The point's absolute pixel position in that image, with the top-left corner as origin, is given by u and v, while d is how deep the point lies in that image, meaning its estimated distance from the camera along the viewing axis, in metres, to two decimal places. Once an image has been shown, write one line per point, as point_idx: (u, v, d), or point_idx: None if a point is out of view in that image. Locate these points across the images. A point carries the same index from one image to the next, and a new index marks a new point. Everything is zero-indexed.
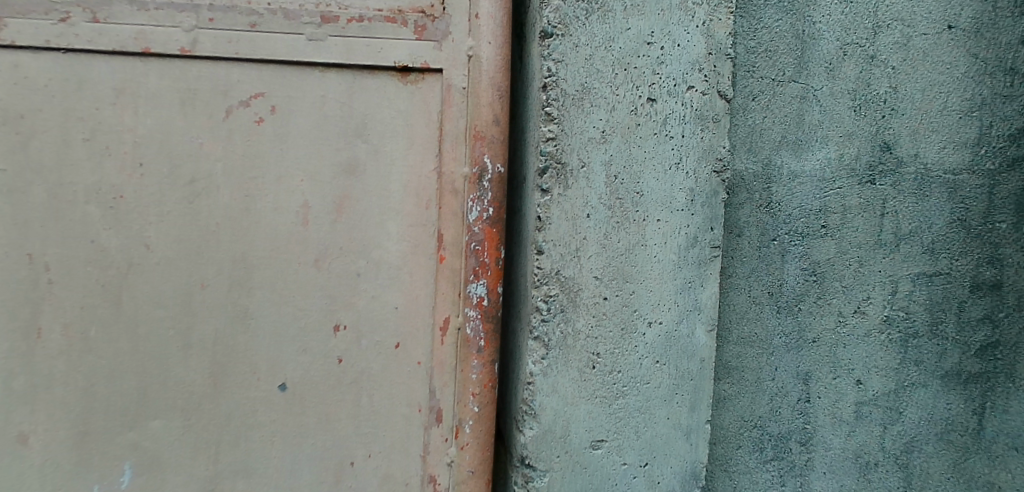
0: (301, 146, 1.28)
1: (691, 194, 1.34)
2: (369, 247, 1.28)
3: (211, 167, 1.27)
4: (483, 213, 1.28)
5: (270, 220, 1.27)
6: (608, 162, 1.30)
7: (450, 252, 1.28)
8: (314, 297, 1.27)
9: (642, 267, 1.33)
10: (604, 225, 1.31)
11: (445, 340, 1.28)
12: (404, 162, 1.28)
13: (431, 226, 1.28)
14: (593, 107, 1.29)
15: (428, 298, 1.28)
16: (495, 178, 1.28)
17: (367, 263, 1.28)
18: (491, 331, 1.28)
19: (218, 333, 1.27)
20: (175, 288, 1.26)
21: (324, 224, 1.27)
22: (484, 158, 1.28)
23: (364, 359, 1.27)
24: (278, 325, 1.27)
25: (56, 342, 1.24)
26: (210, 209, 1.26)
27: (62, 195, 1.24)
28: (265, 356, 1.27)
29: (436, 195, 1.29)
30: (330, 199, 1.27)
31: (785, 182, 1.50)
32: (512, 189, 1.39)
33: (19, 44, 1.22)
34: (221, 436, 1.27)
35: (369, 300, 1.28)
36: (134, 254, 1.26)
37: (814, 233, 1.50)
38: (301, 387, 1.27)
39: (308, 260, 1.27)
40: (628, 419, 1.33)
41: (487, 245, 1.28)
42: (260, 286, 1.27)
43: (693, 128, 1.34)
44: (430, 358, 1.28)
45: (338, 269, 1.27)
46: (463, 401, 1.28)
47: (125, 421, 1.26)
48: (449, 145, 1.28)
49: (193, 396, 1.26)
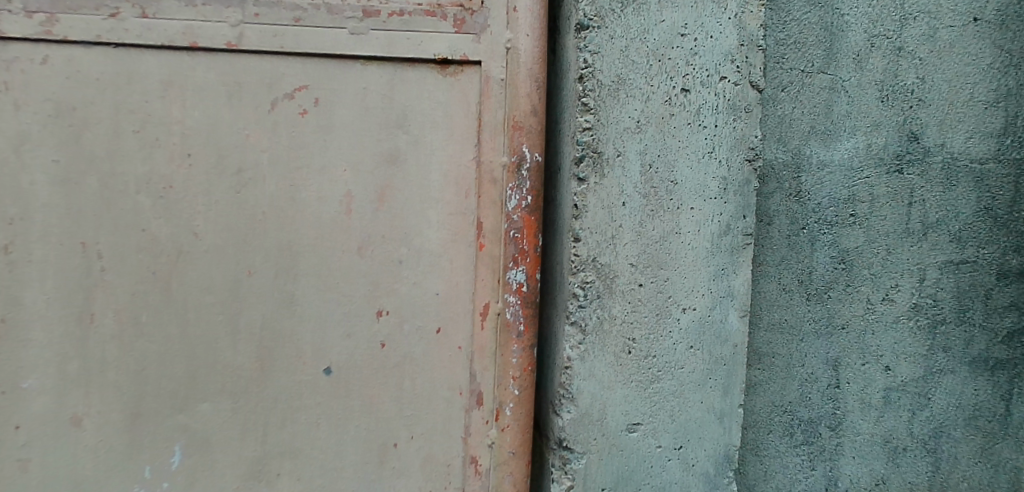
0: (344, 138, 1.31)
1: (724, 183, 1.37)
2: (411, 235, 1.31)
3: (257, 157, 1.30)
4: (522, 201, 1.31)
5: (314, 209, 1.31)
6: (643, 151, 1.33)
7: (489, 239, 1.32)
8: (357, 283, 1.31)
9: (677, 255, 1.35)
10: (639, 213, 1.34)
11: (485, 325, 1.31)
12: (444, 152, 1.32)
13: (470, 214, 1.32)
14: (629, 97, 1.32)
15: (468, 284, 1.32)
16: (533, 167, 1.32)
17: (408, 251, 1.31)
18: (530, 317, 1.32)
19: (265, 318, 1.30)
20: (222, 275, 1.30)
21: (367, 213, 1.31)
22: (522, 148, 1.31)
23: (406, 344, 1.31)
24: (323, 311, 1.30)
25: (109, 328, 1.28)
26: (257, 198, 1.30)
27: (114, 185, 1.28)
28: (310, 340, 1.30)
29: (475, 184, 1.32)
30: (372, 189, 1.31)
31: (814, 171, 1.52)
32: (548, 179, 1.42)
33: (72, 38, 1.26)
34: (268, 419, 1.30)
35: (410, 286, 1.31)
36: (183, 243, 1.30)
37: (842, 222, 1.53)
38: (345, 371, 1.31)
39: (351, 248, 1.31)
40: (664, 403, 1.36)
41: (526, 232, 1.31)
42: (305, 273, 1.31)
43: (725, 118, 1.37)
44: (470, 342, 1.31)
45: (381, 256, 1.31)
46: (503, 385, 1.31)
47: (175, 404, 1.30)
48: (488, 136, 1.32)
49: (240, 380, 1.30)
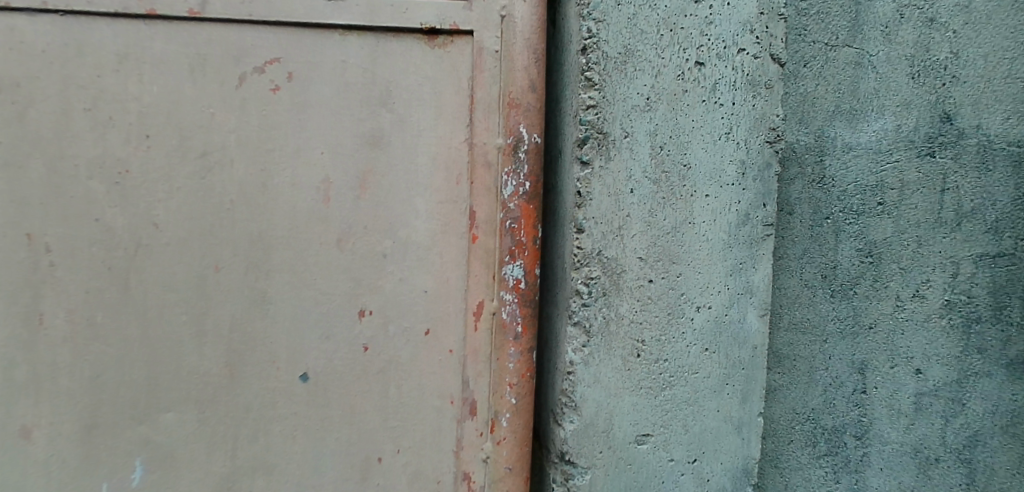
0: (321, 117, 1.17)
1: (742, 167, 1.24)
2: (396, 226, 1.18)
3: (224, 138, 1.16)
4: (520, 188, 1.18)
5: (289, 197, 1.17)
6: (653, 132, 1.19)
7: (483, 231, 1.18)
8: (337, 280, 1.17)
9: (690, 247, 1.22)
10: (650, 201, 1.20)
11: (479, 326, 1.19)
12: (433, 133, 1.18)
13: (462, 203, 1.19)
14: (637, 71, 1.18)
15: (460, 280, 1.19)
16: (532, 149, 1.19)
17: (393, 243, 1.18)
18: (528, 317, 1.19)
19: (234, 319, 1.17)
20: (186, 270, 1.17)
21: (347, 201, 1.17)
22: (519, 128, 1.18)
23: (392, 347, 1.18)
24: (299, 311, 1.17)
25: (61, 330, 1.15)
26: (224, 185, 1.17)
27: (64, 169, 1.14)
28: (285, 343, 1.17)
29: (467, 169, 1.19)
30: (353, 174, 1.18)
31: (839, 155, 1.39)
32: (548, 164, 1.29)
33: (14, 5, 1.12)
34: (238, 431, 1.17)
35: (396, 283, 1.18)
36: (142, 234, 1.16)
37: (870, 211, 1.39)
38: (325, 377, 1.17)
39: (330, 240, 1.17)
40: (676, 412, 1.23)
41: (524, 222, 1.18)
42: (278, 268, 1.17)
43: (743, 95, 1.23)
44: (463, 345, 1.19)
45: (363, 250, 1.17)
46: (499, 393, 1.19)
47: (135, 414, 1.17)
48: (481, 115, 1.18)
49: (207, 388, 1.17)
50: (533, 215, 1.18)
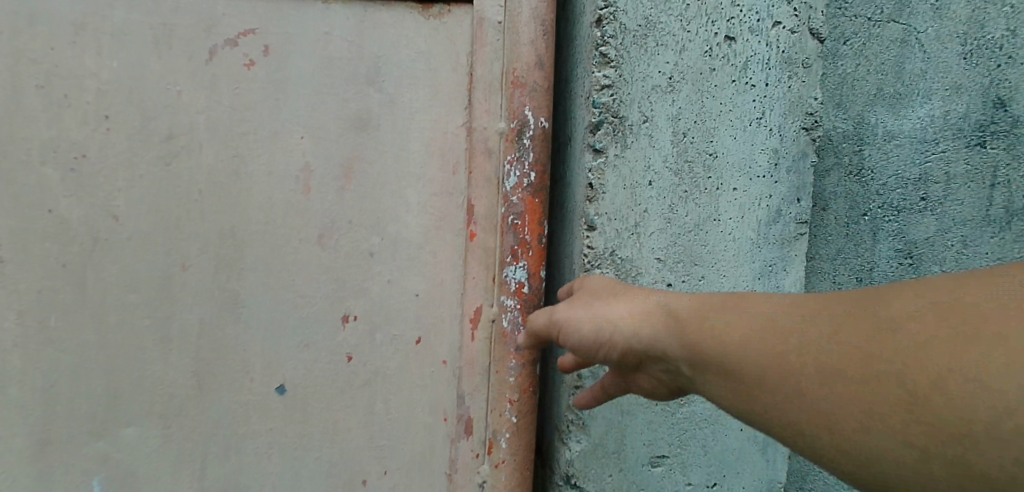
0: (301, 96, 1.01)
1: (775, 157, 1.12)
2: (384, 221, 1.04)
3: (191, 119, 0.99)
4: (524, 179, 1.05)
5: (264, 188, 1.01)
6: (676, 116, 1.06)
7: (482, 227, 1.05)
8: (317, 281, 1.03)
9: (714, 247, 1.10)
10: (670, 195, 1.07)
11: (477, 335, 1.06)
12: (427, 115, 1.04)
13: (459, 195, 1.05)
14: (659, 46, 1.04)
15: (455, 283, 1.06)
16: (539, 135, 1.05)
17: (381, 241, 1.04)
18: None
19: (203, 324, 1.02)
20: (150, 268, 1.00)
21: (330, 191, 1.03)
22: (525, 111, 1.04)
23: (378, 357, 1.05)
24: (275, 316, 1.03)
25: (10, 334, 0.96)
26: (191, 173, 0.99)
27: (10, 153, 0.93)
28: (259, 352, 1.03)
29: (465, 156, 1.05)
30: (336, 161, 1.03)
31: (880, 144, 1.23)
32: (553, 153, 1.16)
33: None
34: (207, 448, 1.04)
35: (383, 285, 1.04)
36: (101, 227, 0.97)
37: (910, 208, 1.23)
38: (307, 392, 1.05)
39: (309, 236, 1.03)
40: (695, 431, 1.12)
41: (529, 219, 1.05)
42: (252, 268, 1.02)
43: (779, 75, 1.10)
44: (458, 355, 1.06)
45: (346, 248, 1.03)
46: (498, 410, 1.06)
47: (94, 427, 1.00)
48: (481, 96, 1.05)
49: (174, 399, 1.02)
50: (538, 212, 1.05)
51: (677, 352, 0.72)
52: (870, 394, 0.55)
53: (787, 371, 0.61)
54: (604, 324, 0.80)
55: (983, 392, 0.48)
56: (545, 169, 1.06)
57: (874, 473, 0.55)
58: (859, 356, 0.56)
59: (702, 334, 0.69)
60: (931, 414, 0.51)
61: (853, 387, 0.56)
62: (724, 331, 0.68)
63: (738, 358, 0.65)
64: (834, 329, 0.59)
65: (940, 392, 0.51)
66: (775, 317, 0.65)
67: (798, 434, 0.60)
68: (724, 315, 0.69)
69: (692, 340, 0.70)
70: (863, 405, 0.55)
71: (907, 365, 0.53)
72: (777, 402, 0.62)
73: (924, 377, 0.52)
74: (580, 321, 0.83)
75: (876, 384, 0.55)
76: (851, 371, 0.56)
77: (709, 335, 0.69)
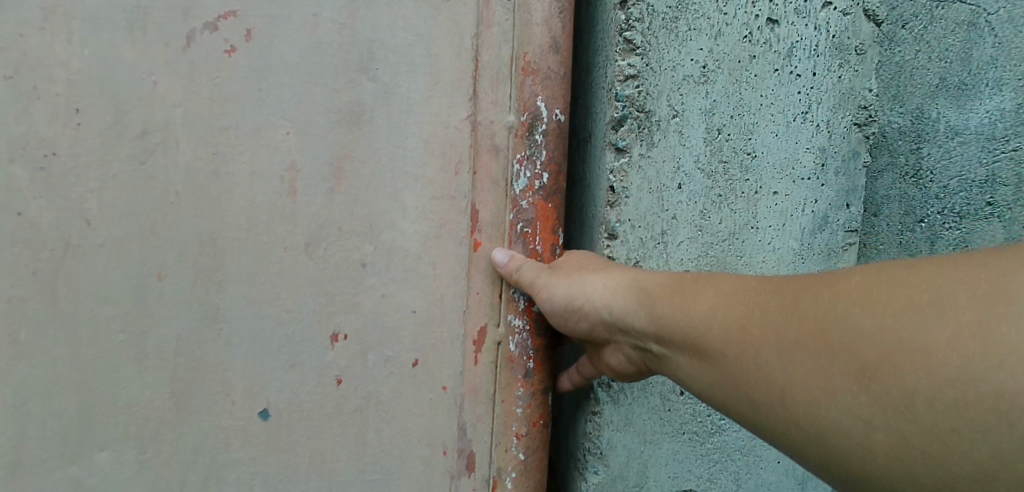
0: (288, 84, 0.80)
1: (822, 156, 0.99)
2: (378, 227, 0.86)
3: (168, 114, 0.75)
4: (535, 181, 0.92)
5: (246, 189, 0.79)
6: (709, 111, 0.93)
7: (487, 236, 0.91)
8: (304, 293, 0.83)
9: (751, 258, 0.98)
10: (702, 200, 0.95)
11: (480, 358, 0.92)
12: (428, 106, 0.87)
13: (463, 198, 0.89)
14: (690, 31, 0.90)
15: (456, 298, 0.90)
16: (552, 131, 0.93)
17: (375, 250, 0.86)
18: (542, 350, 0.95)
19: (184, 340, 0.78)
20: (126, 282, 0.75)
21: (318, 194, 0.82)
22: (536, 103, 0.91)
23: (371, 381, 0.87)
24: (260, 332, 0.81)
25: None
26: (169, 172, 0.76)
27: None
28: (245, 372, 0.81)
29: (469, 155, 0.89)
30: (326, 158, 0.82)
31: (940, 142, 1.07)
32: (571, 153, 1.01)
33: None
34: (186, 477, 0.80)
35: (378, 300, 0.86)
36: (71, 229, 0.73)
37: (975, 213, 1.06)
38: (292, 418, 0.84)
39: (295, 243, 0.82)
40: (726, 463, 1.03)
41: (540, 226, 0.92)
42: (235, 278, 0.80)
43: (827, 64, 0.97)
44: (460, 379, 0.91)
45: (336, 257, 0.84)
46: (505, 444, 0.94)
47: (62, 452, 0.74)
48: (488, 85, 0.90)
49: (151, 423, 0.78)
50: (551, 220, 0.93)
51: (643, 324, 0.74)
52: (828, 375, 0.53)
53: (753, 351, 0.60)
54: (575, 290, 0.80)
55: (936, 372, 0.47)
56: (559, 171, 0.94)
57: (836, 455, 0.53)
58: (815, 338, 0.55)
59: (670, 311, 0.70)
60: (894, 403, 0.49)
61: (808, 370, 0.55)
62: (689, 306, 0.68)
63: (694, 333, 0.66)
64: (793, 300, 0.58)
65: (901, 383, 0.48)
66: (738, 292, 0.64)
67: (761, 413, 0.59)
68: (687, 290, 0.70)
69: (659, 316, 0.72)
70: (823, 389, 0.53)
71: (868, 348, 0.51)
72: (738, 382, 0.61)
73: (883, 363, 0.50)
74: (553, 283, 0.82)
75: (831, 353, 0.53)
76: (809, 353, 0.55)
77: (678, 309, 0.69)
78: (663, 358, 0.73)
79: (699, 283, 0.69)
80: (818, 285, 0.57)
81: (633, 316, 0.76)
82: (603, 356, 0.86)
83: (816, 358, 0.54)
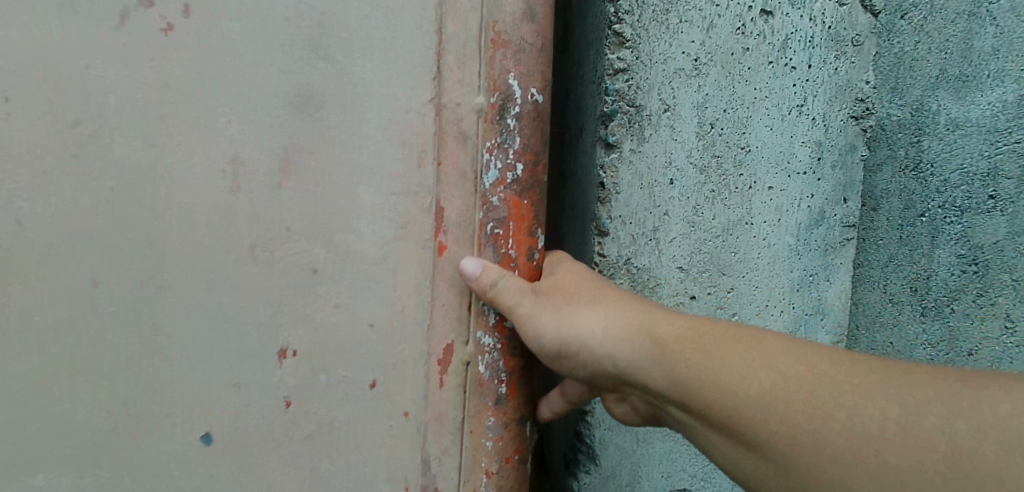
0: (230, 61, 0.65)
1: (818, 150, 0.96)
2: (333, 228, 0.71)
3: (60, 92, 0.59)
4: (507, 174, 0.78)
5: (179, 186, 0.64)
6: (701, 105, 0.91)
7: (454, 238, 0.77)
8: (252, 307, 0.68)
9: (746, 255, 0.96)
10: (694, 195, 0.93)
11: (446, 382, 0.78)
12: (385, 83, 0.72)
13: (427, 194, 0.75)
14: (682, 23, 0.89)
15: (419, 311, 0.76)
16: (528, 114, 0.78)
17: (327, 255, 0.71)
18: (515, 373, 0.81)
19: (99, 369, 0.63)
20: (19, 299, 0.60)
21: (263, 191, 0.67)
22: (508, 80, 0.77)
23: (326, 409, 0.73)
24: (192, 357, 0.66)
25: None
26: (68, 163, 0.60)
27: None
28: (172, 402, 0.66)
29: (435, 142, 0.75)
30: (272, 147, 0.67)
31: (942, 135, 1.03)
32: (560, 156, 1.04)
33: None
34: None
35: (331, 314, 0.72)
36: None
37: (977, 207, 1.01)
38: (239, 450, 0.70)
39: (235, 247, 0.67)
40: None
41: (513, 228, 0.78)
42: (161, 293, 0.64)
43: (823, 56, 0.95)
44: (423, 406, 0.78)
45: (284, 263, 0.69)
46: (473, 483, 0.80)
47: None
48: (453, 61, 0.75)
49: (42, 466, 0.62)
50: (527, 221, 0.79)
51: (654, 375, 0.70)
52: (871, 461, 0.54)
53: (784, 424, 0.59)
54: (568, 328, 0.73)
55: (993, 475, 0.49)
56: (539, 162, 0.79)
57: None
58: (857, 421, 0.56)
59: (688, 366, 0.67)
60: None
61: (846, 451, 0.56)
62: (708, 362, 0.66)
63: (715, 394, 0.64)
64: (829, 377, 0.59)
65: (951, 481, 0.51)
66: (767, 360, 0.63)
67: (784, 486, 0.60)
68: (706, 344, 0.67)
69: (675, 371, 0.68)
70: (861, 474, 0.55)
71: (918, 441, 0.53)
72: (728, 437, 0.64)
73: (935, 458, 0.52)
74: (540, 316, 0.74)
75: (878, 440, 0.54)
76: (850, 435, 0.56)
77: (698, 364, 0.66)
78: (673, 410, 0.71)
79: (718, 338, 0.67)
80: (861, 371, 0.59)
81: (644, 369, 0.71)
82: (608, 399, 0.83)
83: (861, 443, 0.55)
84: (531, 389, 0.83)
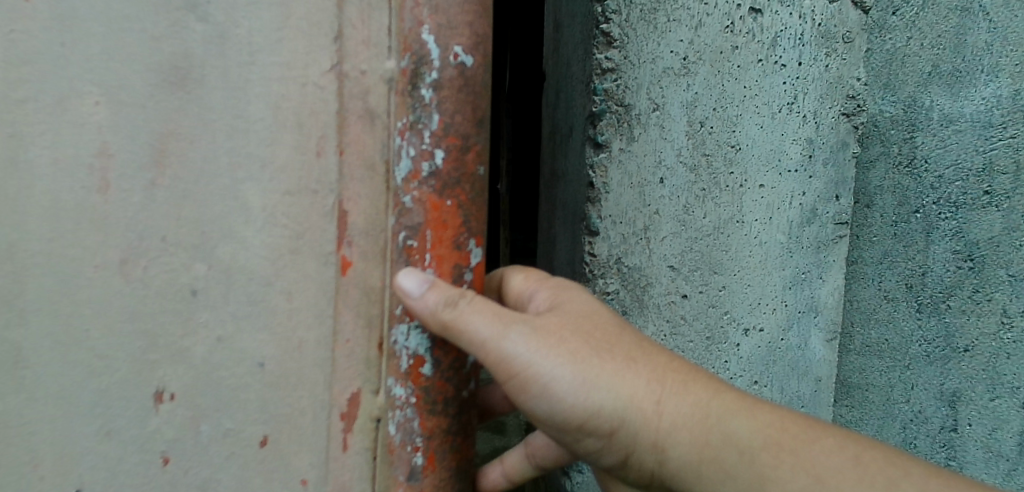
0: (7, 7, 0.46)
1: (808, 148, 0.96)
2: (192, 246, 0.52)
3: None
4: (425, 162, 0.55)
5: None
6: (691, 104, 0.91)
7: (361, 251, 0.58)
8: (56, 363, 0.49)
9: (738, 253, 0.95)
10: (685, 194, 0.92)
11: (351, 443, 0.59)
12: (274, 49, 0.54)
13: (328, 194, 0.56)
14: (670, 22, 0.89)
15: (320, 347, 0.57)
16: (452, 80, 0.55)
17: (207, 274, 0.53)
18: (437, 451, 0.58)
19: None
20: None
21: (80, 195, 0.49)
22: (423, 35, 0.55)
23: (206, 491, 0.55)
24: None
25: None
26: None
27: None
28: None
29: (337, 125, 0.56)
30: (89, 134, 0.48)
31: (935, 131, 1.01)
32: (561, 158, 1.05)
33: None
34: None
35: (187, 369, 0.53)
36: None
37: (973, 202, 1.00)
38: None
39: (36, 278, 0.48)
40: None
41: (433, 238, 0.55)
42: None
43: (813, 53, 0.94)
44: (324, 478, 0.59)
45: (116, 300, 0.50)
46: None
47: None
48: (357, 13, 0.56)
49: None
50: (453, 231, 0.56)
51: None
52: None
53: None
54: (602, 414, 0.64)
55: None
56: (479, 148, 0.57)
57: None
58: None
59: None
60: None
61: None
62: None
63: None
64: None
65: None
66: None
67: None
68: None
69: None
70: None
71: None
72: None
73: None
74: None
75: None
76: None
77: None
78: None
79: None
80: None
81: None
82: None
83: None
84: (474, 454, 0.63)
